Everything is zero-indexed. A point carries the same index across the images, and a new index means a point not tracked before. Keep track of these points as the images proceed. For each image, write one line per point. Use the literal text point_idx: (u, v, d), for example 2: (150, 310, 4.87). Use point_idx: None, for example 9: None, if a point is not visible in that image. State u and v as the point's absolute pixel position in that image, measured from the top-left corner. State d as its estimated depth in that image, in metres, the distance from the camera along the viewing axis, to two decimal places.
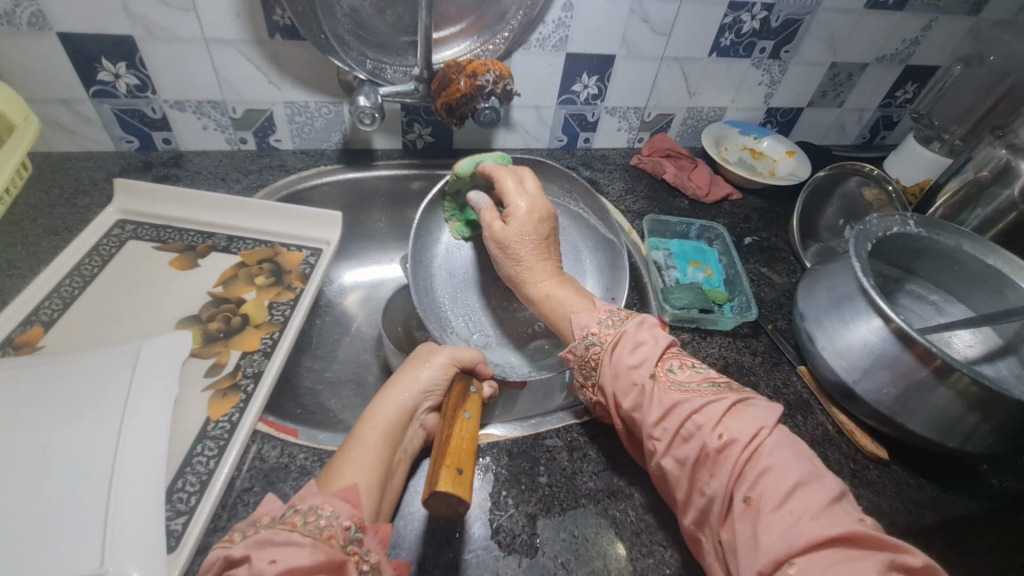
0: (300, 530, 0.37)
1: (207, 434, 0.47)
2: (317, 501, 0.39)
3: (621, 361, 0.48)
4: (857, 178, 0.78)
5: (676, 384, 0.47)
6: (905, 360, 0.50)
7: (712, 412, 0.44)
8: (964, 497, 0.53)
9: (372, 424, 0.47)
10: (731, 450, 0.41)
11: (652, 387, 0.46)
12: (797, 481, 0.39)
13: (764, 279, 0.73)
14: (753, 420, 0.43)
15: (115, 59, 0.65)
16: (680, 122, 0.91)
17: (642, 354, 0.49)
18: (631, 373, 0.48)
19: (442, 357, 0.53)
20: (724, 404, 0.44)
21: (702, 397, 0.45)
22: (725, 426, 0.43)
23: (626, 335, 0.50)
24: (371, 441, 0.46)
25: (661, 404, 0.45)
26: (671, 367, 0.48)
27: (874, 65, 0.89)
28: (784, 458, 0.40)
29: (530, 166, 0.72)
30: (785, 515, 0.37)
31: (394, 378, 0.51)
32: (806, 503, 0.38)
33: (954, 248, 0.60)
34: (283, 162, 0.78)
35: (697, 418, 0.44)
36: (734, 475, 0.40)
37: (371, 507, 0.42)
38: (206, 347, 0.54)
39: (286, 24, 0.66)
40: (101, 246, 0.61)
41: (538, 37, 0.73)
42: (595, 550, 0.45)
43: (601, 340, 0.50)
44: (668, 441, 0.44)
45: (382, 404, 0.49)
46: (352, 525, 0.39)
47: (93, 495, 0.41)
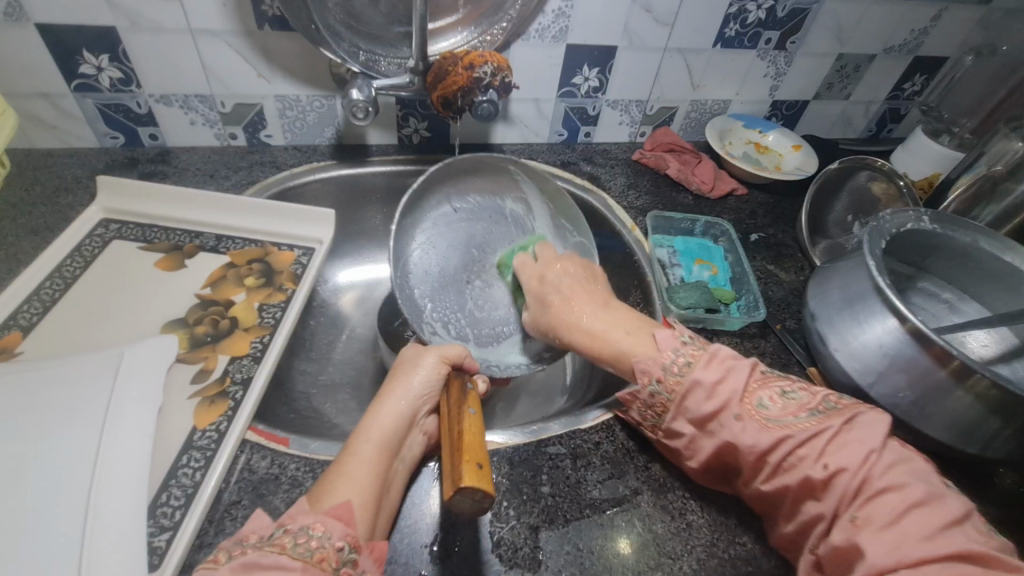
0: (289, 552, 0.35)
1: (193, 444, 0.44)
2: (308, 521, 0.37)
3: (698, 409, 0.44)
4: (866, 173, 0.76)
5: (770, 413, 0.44)
6: (922, 362, 0.48)
7: (816, 443, 0.41)
8: (983, 503, 0.51)
9: (367, 436, 0.45)
10: (839, 476, 0.39)
11: (743, 424, 0.43)
12: (914, 500, 0.36)
13: (771, 277, 0.71)
14: (860, 442, 0.40)
15: (97, 52, 0.62)
16: (683, 116, 0.89)
17: (722, 394, 0.44)
18: (712, 404, 0.44)
19: (431, 359, 0.50)
20: (828, 433, 0.41)
21: (804, 433, 0.42)
22: (831, 455, 0.40)
23: (697, 383, 0.45)
24: (367, 454, 0.43)
25: (757, 440, 0.42)
26: (762, 402, 0.44)
27: (882, 56, 0.87)
28: (900, 478, 0.38)
29: (500, 166, 0.69)
30: (894, 534, 0.35)
31: (387, 388, 0.49)
32: (920, 523, 0.35)
33: (970, 245, 0.58)
34: (273, 158, 0.76)
35: (798, 455, 0.41)
36: (846, 498, 0.38)
37: (366, 524, 0.40)
38: (193, 351, 0.51)
39: (274, 15, 0.63)
40: (84, 247, 0.58)
41: (538, 28, 0.71)
42: (601, 563, 0.43)
43: (665, 390, 0.46)
44: (771, 473, 0.42)
45: (377, 414, 0.46)
46: (345, 545, 0.37)
47: (72, 511, 0.39)
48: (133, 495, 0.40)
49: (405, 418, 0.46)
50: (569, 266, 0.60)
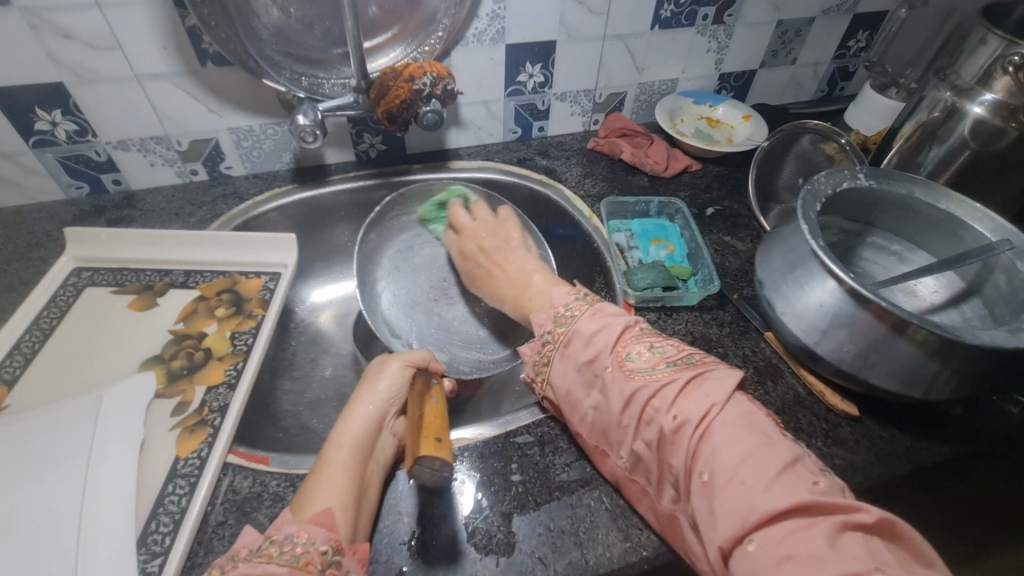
0: (277, 561, 0.37)
1: (177, 472, 0.47)
2: (293, 530, 0.40)
3: (576, 356, 0.49)
4: (811, 136, 0.77)
5: (635, 365, 0.46)
6: (861, 317, 0.50)
7: (668, 396, 0.44)
8: (937, 444, 0.53)
9: (339, 441, 0.47)
10: (685, 430, 0.41)
11: (613, 375, 0.46)
12: (749, 453, 0.39)
13: (727, 248, 0.72)
14: (710, 397, 0.43)
15: (49, 108, 0.65)
16: (633, 99, 0.91)
17: (596, 346, 0.49)
18: (585, 373, 0.48)
19: (393, 357, 0.54)
20: (683, 382, 0.44)
21: (661, 383, 0.44)
22: (680, 408, 0.43)
23: (578, 334, 0.50)
24: (340, 458, 0.46)
25: (620, 393, 0.45)
26: (631, 355, 0.47)
27: (821, 18, 0.88)
28: (723, 439, 0.40)
29: (451, 186, 0.75)
30: (737, 488, 0.37)
31: (354, 396, 0.51)
32: (757, 474, 0.38)
33: (907, 197, 0.60)
34: (236, 189, 0.78)
35: (653, 404, 0.44)
36: (692, 452, 0.41)
37: (349, 526, 0.42)
38: (170, 386, 0.53)
39: (214, 51, 0.65)
40: (58, 297, 0.61)
41: (475, 33, 0.73)
42: (572, 541, 0.46)
43: (554, 338, 0.51)
44: (634, 430, 0.44)
45: (349, 421, 0.49)
46: (329, 549, 0.39)
47: (66, 547, 0.41)
48: (123, 526, 0.43)
49: (373, 420, 0.49)
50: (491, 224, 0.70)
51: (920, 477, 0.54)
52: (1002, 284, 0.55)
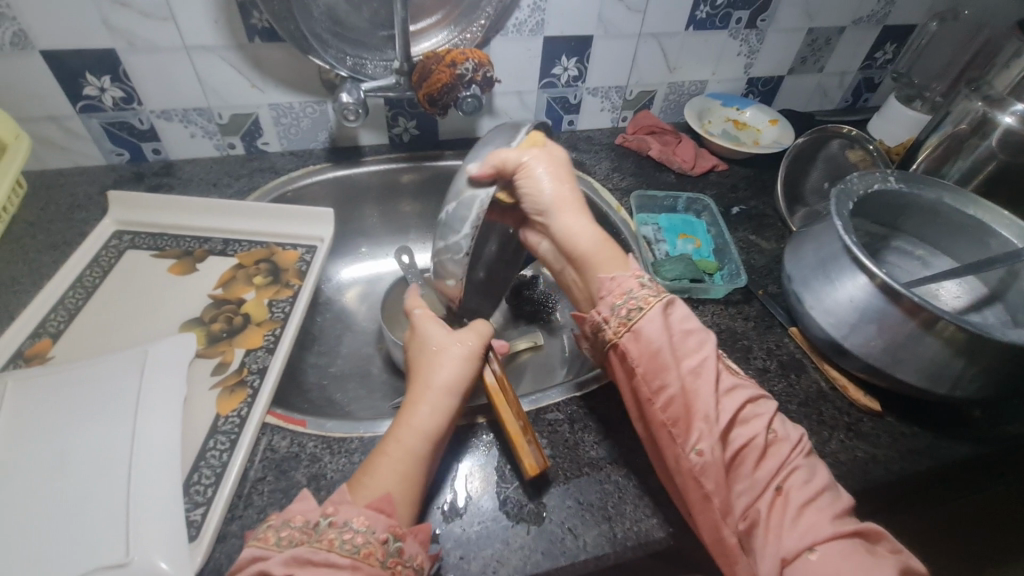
0: (338, 550, 0.37)
1: (218, 429, 0.48)
2: (352, 514, 0.39)
3: (678, 329, 0.48)
4: (838, 141, 0.79)
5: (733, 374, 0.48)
6: (892, 313, 0.51)
7: (764, 413, 0.46)
8: (957, 442, 0.55)
9: (414, 431, 0.46)
10: (781, 447, 0.44)
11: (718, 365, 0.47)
12: (826, 483, 0.43)
13: (753, 246, 0.74)
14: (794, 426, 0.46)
15: (99, 74, 0.66)
16: (663, 98, 0.92)
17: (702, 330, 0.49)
18: (682, 340, 0.47)
19: (461, 344, 0.52)
20: (767, 403, 0.47)
21: (755, 392, 0.47)
22: (773, 427, 0.45)
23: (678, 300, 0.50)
24: (415, 449, 0.45)
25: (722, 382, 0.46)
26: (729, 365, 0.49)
27: (851, 28, 0.90)
28: (808, 471, 0.43)
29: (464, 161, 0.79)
30: (815, 509, 0.41)
31: (424, 383, 0.49)
32: (832, 506, 0.41)
33: (936, 202, 0.61)
34: (272, 164, 0.79)
35: (747, 411, 0.45)
36: (780, 467, 0.43)
37: (408, 512, 0.42)
38: (210, 347, 0.55)
39: (263, 27, 0.67)
40: (100, 258, 0.62)
41: (515, 23, 0.74)
42: (601, 514, 0.47)
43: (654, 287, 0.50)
44: (725, 421, 0.44)
45: (421, 408, 0.48)
46: (389, 536, 0.39)
47: (114, 490, 0.42)
48: (168, 473, 0.44)
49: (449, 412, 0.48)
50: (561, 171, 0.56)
51: (938, 475, 0.55)
52: None
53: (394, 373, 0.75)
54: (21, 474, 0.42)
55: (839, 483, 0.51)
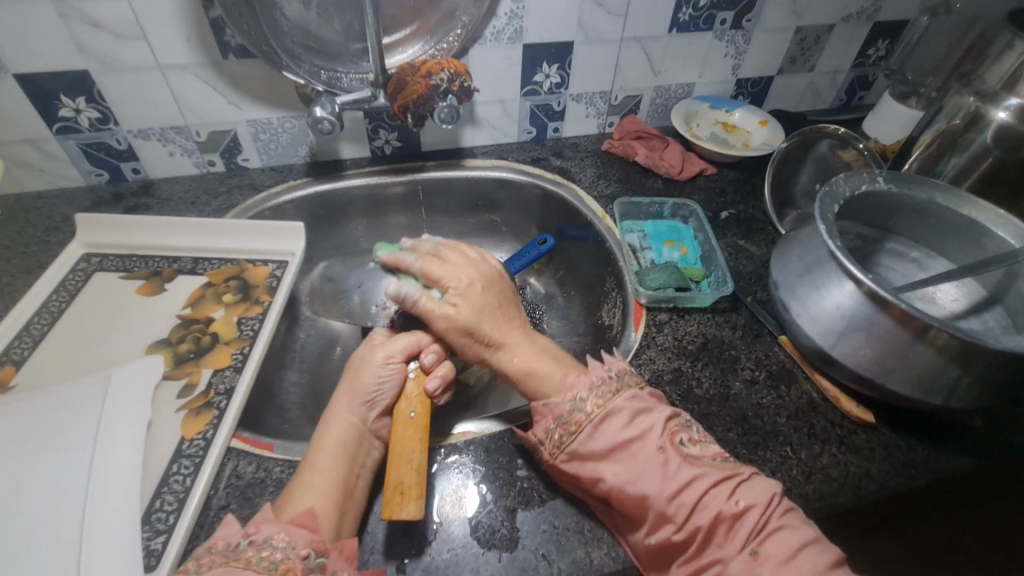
0: (255, 567, 0.36)
1: (182, 453, 0.47)
2: (272, 532, 0.39)
3: (614, 431, 0.45)
4: (827, 142, 0.77)
5: (692, 451, 0.44)
6: (881, 321, 0.48)
7: (726, 484, 0.42)
8: (957, 455, 0.52)
9: (322, 448, 0.47)
10: (749, 514, 0.40)
11: (664, 458, 0.43)
12: (806, 540, 0.38)
13: (741, 252, 0.72)
14: (765, 486, 0.42)
15: (74, 95, 0.66)
16: (649, 103, 0.90)
17: (642, 423, 0.45)
18: (621, 450, 0.44)
19: (376, 355, 0.54)
20: (733, 476, 0.42)
21: (718, 472, 0.42)
22: (738, 494, 0.41)
23: (621, 408, 0.46)
24: (323, 464, 0.45)
25: (675, 478, 0.42)
26: (683, 441, 0.45)
27: (841, 26, 0.88)
28: (785, 528, 0.39)
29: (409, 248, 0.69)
30: (794, 571, 0.37)
31: (333, 401, 0.51)
32: (815, 562, 0.37)
33: (928, 202, 0.59)
34: (252, 180, 0.79)
35: (707, 493, 0.41)
36: (749, 535, 0.39)
37: (330, 527, 0.42)
38: (177, 368, 0.53)
39: (236, 44, 0.66)
40: (67, 281, 0.61)
41: (492, 31, 0.73)
42: (577, 539, 0.45)
43: (588, 407, 0.46)
44: (681, 520, 0.41)
45: (328, 430, 0.48)
46: (310, 553, 0.38)
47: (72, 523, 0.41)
48: (127, 503, 0.43)
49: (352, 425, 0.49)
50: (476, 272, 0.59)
51: (937, 490, 0.52)
52: None
53: None
54: None
55: (829, 501, 0.48)
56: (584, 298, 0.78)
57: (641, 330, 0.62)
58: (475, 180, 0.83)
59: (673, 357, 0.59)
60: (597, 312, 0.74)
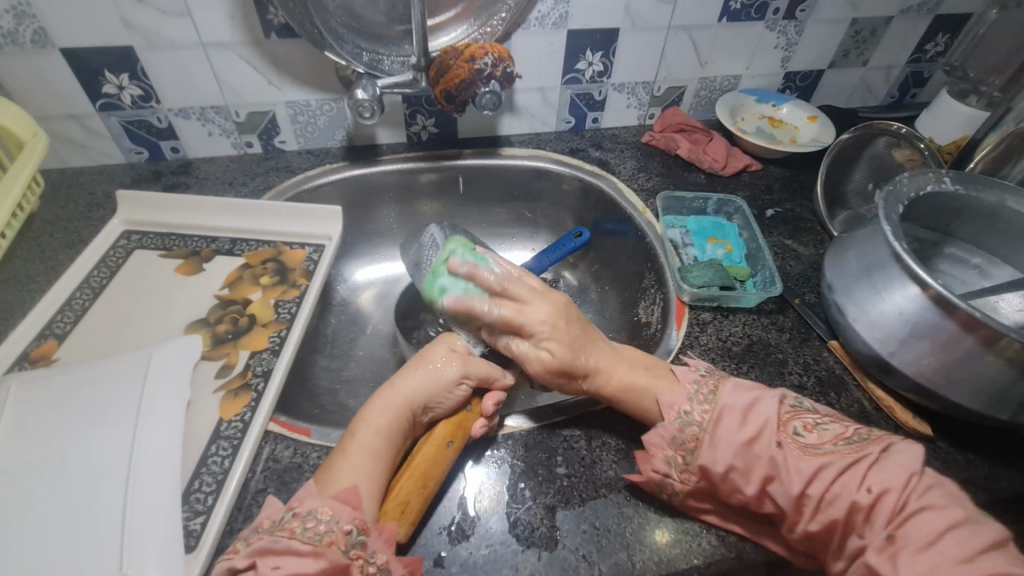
0: (299, 538, 0.37)
1: (220, 434, 0.47)
2: (316, 505, 0.39)
3: (731, 441, 0.44)
4: (885, 139, 0.73)
5: (807, 440, 0.44)
6: (946, 328, 0.46)
7: (858, 469, 0.42)
8: (1020, 473, 0.49)
9: (368, 423, 0.45)
10: (887, 498, 0.40)
11: (784, 454, 0.43)
12: (951, 522, 0.38)
13: (789, 252, 0.69)
14: (901, 465, 0.41)
15: (118, 71, 0.66)
16: (693, 95, 0.87)
17: (756, 420, 0.45)
18: (744, 453, 0.44)
19: (453, 369, 0.49)
20: (864, 458, 0.42)
21: (844, 458, 0.42)
22: (871, 479, 0.41)
23: (727, 408, 0.46)
24: (366, 441, 0.44)
25: (800, 474, 0.42)
26: (798, 430, 0.45)
27: (899, 18, 0.84)
28: (933, 511, 0.39)
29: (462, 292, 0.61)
30: (932, 556, 0.37)
31: (392, 377, 0.49)
32: (960, 547, 0.36)
33: (997, 205, 0.55)
34: (289, 163, 0.78)
35: (837, 483, 0.41)
36: (888, 521, 0.39)
37: (373, 507, 0.41)
38: (215, 349, 0.53)
39: (280, 23, 0.65)
40: (109, 258, 0.61)
41: (537, 16, 0.71)
42: (619, 541, 0.44)
43: (696, 420, 0.46)
44: (814, 511, 0.41)
45: (377, 405, 0.46)
46: (353, 529, 0.38)
47: (113, 497, 0.41)
48: (167, 481, 0.42)
49: (405, 414, 0.46)
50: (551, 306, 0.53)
51: None
52: None
53: None
54: (24, 480, 0.41)
55: None
56: (620, 294, 0.76)
57: (683, 329, 0.60)
58: (512, 169, 0.82)
59: (718, 358, 0.57)
60: (633, 309, 0.72)
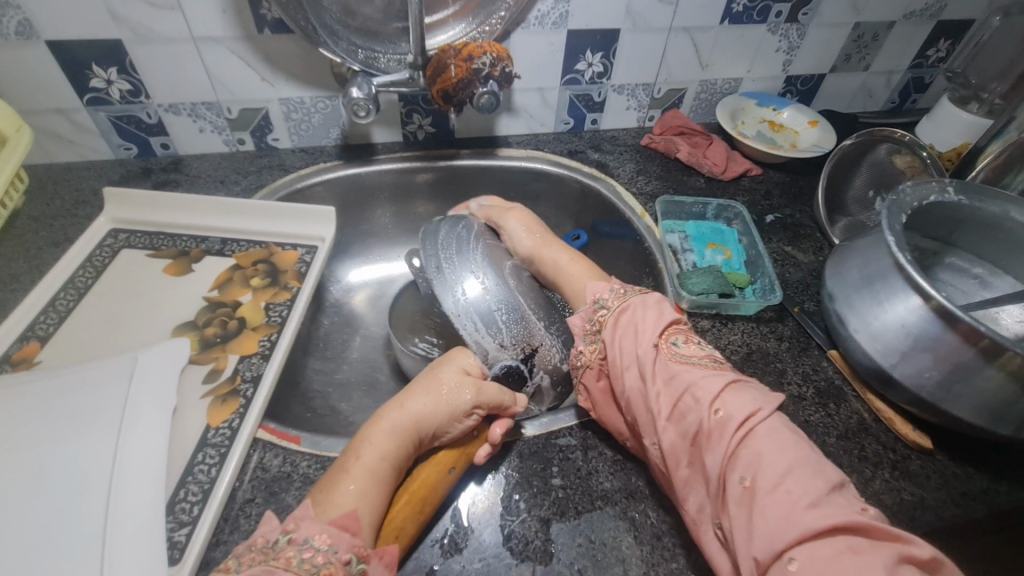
0: (295, 569, 0.35)
1: (207, 441, 0.45)
2: (313, 532, 0.37)
3: (619, 334, 0.50)
4: (887, 146, 0.73)
5: (681, 352, 0.48)
6: (949, 341, 0.45)
7: (716, 394, 0.43)
8: (1020, 488, 0.49)
9: (374, 444, 0.43)
10: (731, 428, 0.41)
11: (663, 355, 0.47)
12: (790, 468, 0.38)
13: (788, 259, 0.68)
14: (753, 402, 0.42)
15: (106, 65, 0.64)
16: (693, 97, 0.86)
17: (654, 322, 0.50)
18: (625, 350, 0.49)
19: (469, 396, 0.47)
20: (724, 381, 0.44)
21: (707, 376, 0.45)
22: (725, 407, 0.42)
23: (633, 307, 0.52)
24: (370, 464, 0.42)
25: (667, 375, 0.46)
26: (676, 343, 0.49)
27: (902, 23, 0.83)
28: (774, 448, 0.39)
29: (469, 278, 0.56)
30: (781, 498, 0.36)
31: (402, 397, 0.46)
32: (803, 487, 0.37)
33: (1000, 216, 0.55)
34: (282, 161, 0.76)
35: (699, 402, 0.43)
36: (735, 451, 0.40)
37: (372, 532, 0.40)
38: (203, 353, 0.52)
39: (273, 18, 0.64)
40: (95, 257, 0.60)
41: (537, 15, 0.70)
42: (614, 554, 0.43)
43: (608, 306, 0.53)
44: (667, 417, 0.44)
45: (385, 425, 0.44)
46: (352, 558, 0.37)
47: (95, 507, 0.39)
48: (152, 491, 0.41)
49: (414, 439, 0.44)
50: (522, 226, 0.64)
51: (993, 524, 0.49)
52: None
53: (400, 381, 0.72)
54: (2, 489, 0.40)
55: None
56: None
57: None
58: (509, 170, 0.81)
59: None
60: None
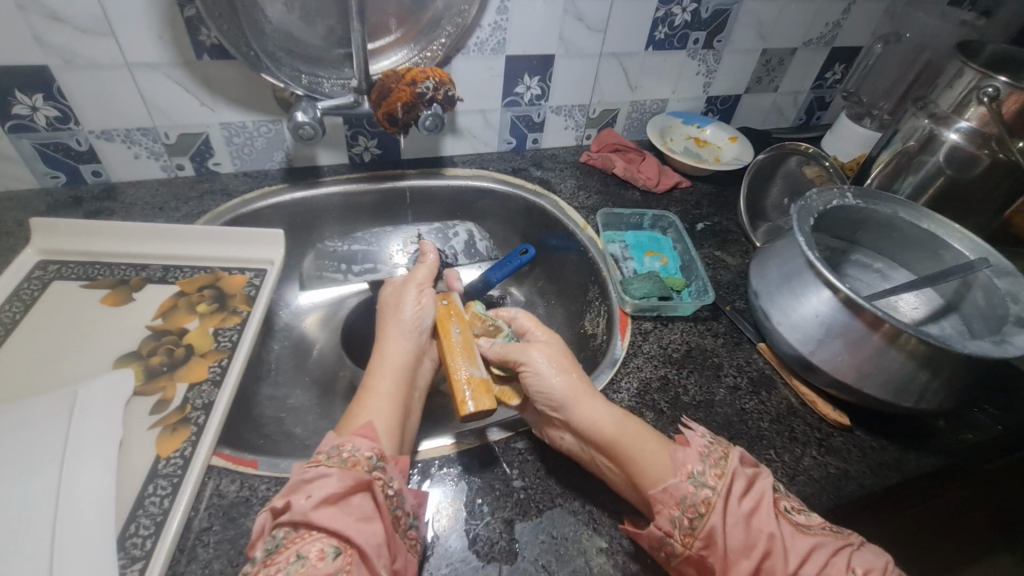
0: (326, 463, 0.42)
1: (158, 472, 0.44)
2: (334, 442, 0.44)
3: (738, 508, 0.43)
4: (796, 157, 0.81)
5: (801, 519, 0.43)
6: (854, 327, 0.51)
7: (842, 552, 0.41)
8: (925, 455, 0.55)
9: (381, 376, 0.52)
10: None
11: (781, 527, 0.42)
12: None
13: (719, 262, 0.74)
14: (875, 552, 0.42)
15: (30, 91, 0.61)
16: (625, 117, 0.93)
17: (755, 494, 0.44)
18: (747, 522, 0.42)
19: (411, 290, 0.59)
20: (847, 543, 0.42)
21: (833, 542, 0.42)
22: (856, 560, 0.41)
23: (738, 474, 0.45)
24: (384, 391, 0.50)
25: (795, 549, 0.41)
26: (790, 509, 0.44)
27: (802, 49, 0.93)
28: None
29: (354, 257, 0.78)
30: None
31: (383, 332, 0.56)
32: None
33: (892, 217, 0.62)
34: (224, 186, 0.75)
35: (828, 566, 0.40)
36: None
37: (391, 441, 0.46)
38: (149, 383, 0.51)
39: (212, 44, 0.64)
40: (22, 290, 0.57)
41: (476, 42, 0.73)
42: (575, 548, 0.45)
43: (708, 483, 0.44)
44: None
45: (384, 358, 0.54)
46: (373, 455, 0.43)
47: (40, 550, 0.39)
48: (101, 530, 0.40)
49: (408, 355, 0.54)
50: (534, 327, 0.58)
51: (909, 489, 0.55)
52: (980, 300, 0.57)
53: (357, 401, 0.71)
54: None
55: (813, 501, 0.50)
56: (565, 308, 0.79)
57: (628, 338, 0.63)
58: (455, 188, 0.83)
59: (660, 364, 0.60)
60: (580, 321, 0.75)
